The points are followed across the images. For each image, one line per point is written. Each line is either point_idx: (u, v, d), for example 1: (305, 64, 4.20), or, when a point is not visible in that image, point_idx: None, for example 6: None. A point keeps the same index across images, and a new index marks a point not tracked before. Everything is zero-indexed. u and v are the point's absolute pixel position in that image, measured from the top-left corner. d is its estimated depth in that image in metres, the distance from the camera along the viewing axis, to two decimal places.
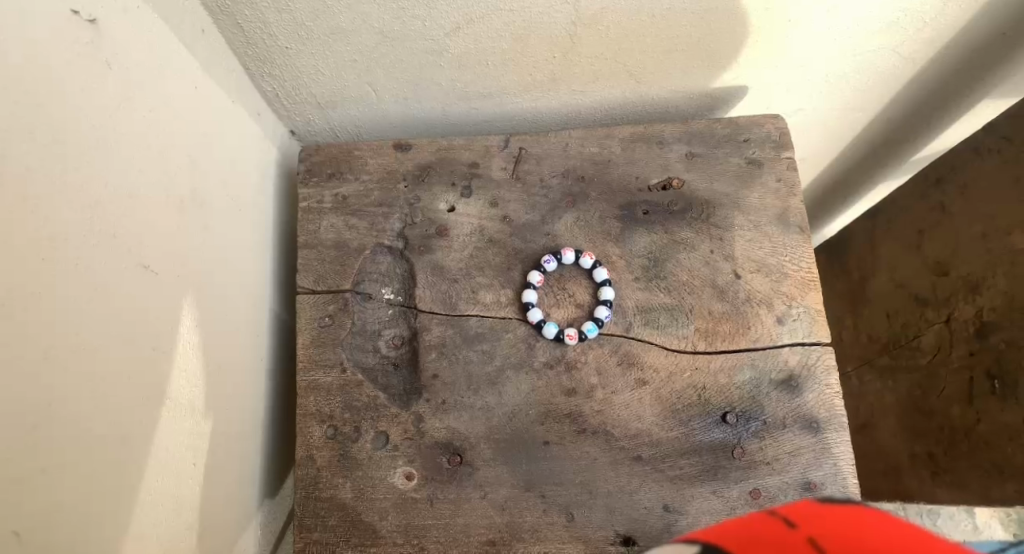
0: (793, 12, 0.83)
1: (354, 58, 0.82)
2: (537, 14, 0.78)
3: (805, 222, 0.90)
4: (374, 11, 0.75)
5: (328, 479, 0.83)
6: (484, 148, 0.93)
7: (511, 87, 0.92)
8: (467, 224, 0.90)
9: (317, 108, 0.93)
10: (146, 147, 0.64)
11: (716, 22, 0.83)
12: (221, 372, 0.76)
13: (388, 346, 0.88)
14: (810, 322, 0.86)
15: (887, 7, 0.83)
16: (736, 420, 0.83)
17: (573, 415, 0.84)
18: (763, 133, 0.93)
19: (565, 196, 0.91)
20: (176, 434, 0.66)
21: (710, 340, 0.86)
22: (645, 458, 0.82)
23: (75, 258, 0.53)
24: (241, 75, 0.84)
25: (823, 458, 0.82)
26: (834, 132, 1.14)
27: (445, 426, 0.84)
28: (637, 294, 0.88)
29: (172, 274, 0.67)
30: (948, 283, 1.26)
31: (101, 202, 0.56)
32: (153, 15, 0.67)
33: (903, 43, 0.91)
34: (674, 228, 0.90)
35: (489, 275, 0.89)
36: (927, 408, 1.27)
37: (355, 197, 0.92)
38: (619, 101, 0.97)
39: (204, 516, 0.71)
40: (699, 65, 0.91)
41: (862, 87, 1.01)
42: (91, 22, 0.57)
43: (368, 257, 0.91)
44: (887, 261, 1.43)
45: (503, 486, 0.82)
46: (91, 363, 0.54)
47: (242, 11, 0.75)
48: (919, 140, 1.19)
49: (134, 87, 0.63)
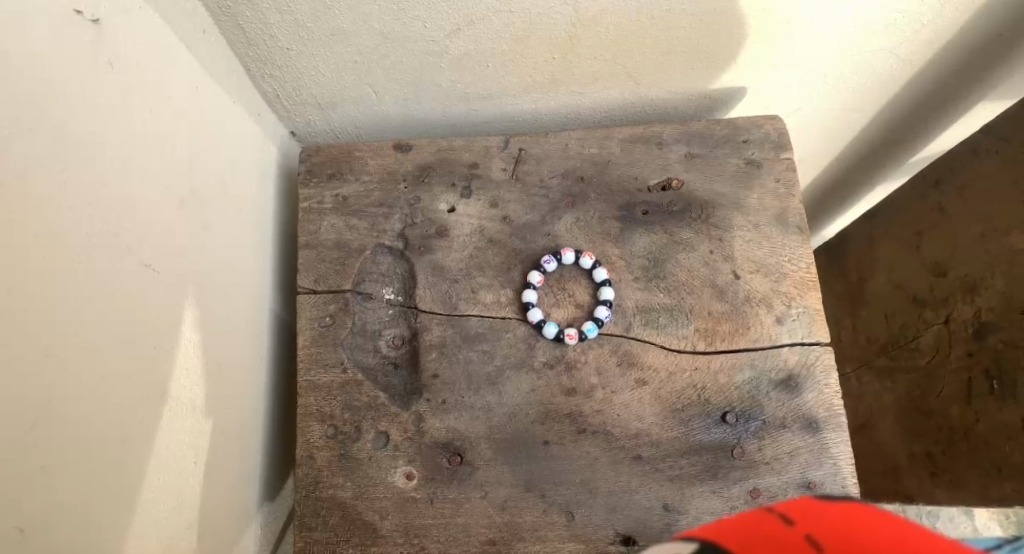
0: (792, 13, 0.83)
1: (354, 58, 0.83)
2: (537, 14, 0.78)
3: (804, 223, 0.90)
4: (375, 12, 0.76)
5: (328, 479, 0.83)
6: (484, 149, 0.94)
7: (511, 88, 0.92)
8: (467, 224, 0.91)
9: (316, 109, 0.93)
10: (146, 147, 0.64)
11: (716, 23, 0.83)
12: (221, 372, 0.77)
13: (388, 346, 0.88)
14: (809, 322, 0.86)
15: (885, 8, 0.84)
16: (735, 420, 0.84)
17: (572, 415, 0.84)
18: (762, 133, 0.93)
19: (565, 197, 0.92)
20: (177, 434, 0.66)
21: (709, 340, 0.86)
22: (644, 457, 0.82)
23: (75, 258, 0.53)
24: (241, 75, 0.85)
25: (822, 458, 0.82)
26: (834, 132, 1.14)
27: (445, 426, 0.84)
28: (637, 294, 0.88)
29: (173, 273, 0.67)
30: (946, 284, 1.26)
31: (101, 202, 0.56)
32: (154, 16, 0.68)
33: (901, 44, 0.92)
34: (674, 228, 0.90)
35: (489, 276, 0.89)
36: (926, 408, 1.28)
37: (355, 198, 0.92)
38: (618, 102, 0.97)
39: (204, 515, 0.71)
40: (699, 65, 0.91)
41: (861, 88, 1.01)
42: (93, 22, 0.58)
43: (368, 257, 0.91)
44: (885, 262, 1.44)
45: (503, 486, 0.82)
46: (91, 362, 0.54)
47: (243, 13, 0.75)
48: (917, 141, 1.19)
49: (136, 87, 0.63)
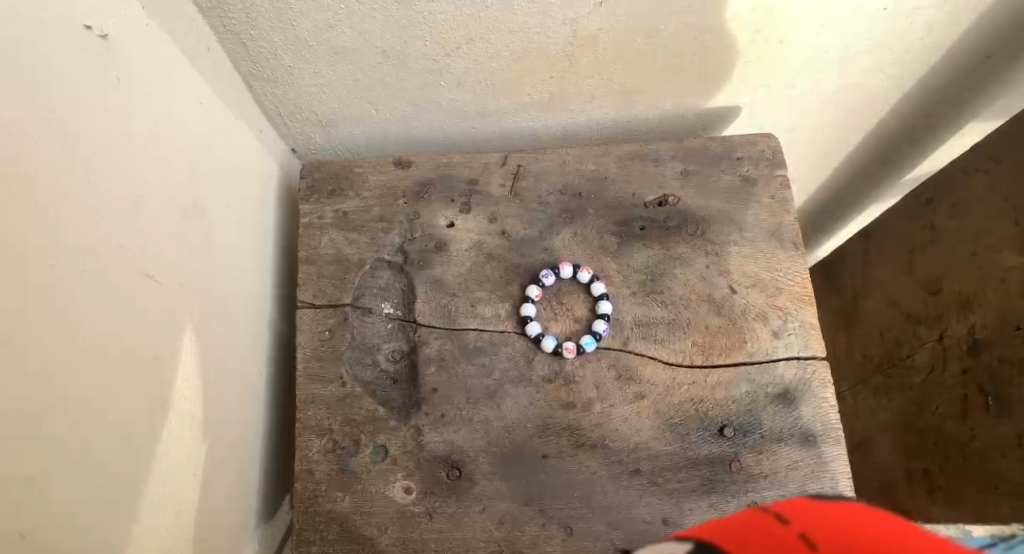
0: (783, 34, 0.85)
1: (356, 77, 0.84)
2: (535, 33, 0.80)
3: (798, 238, 0.91)
4: (376, 31, 0.77)
5: (326, 493, 0.83)
6: (483, 165, 0.95)
7: (511, 106, 0.94)
8: (466, 239, 0.92)
9: (317, 127, 0.95)
10: (150, 158, 0.65)
11: (710, 42, 0.85)
12: (220, 383, 0.77)
13: (387, 361, 0.88)
14: (805, 335, 0.87)
15: (874, 30, 0.86)
16: (734, 433, 0.84)
17: (571, 429, 0.84)
18: (756, 151, 0.94)
19: (563, 212, 0.93)
20: (175, 444, 0.66)
21: (706, 353, 0.87)
22: (643, 471, 0.83)
23: (81, 266, 0.54)
24: (242, 92, 0.86)
25: (821, 472, 0.82)
26: (827, 151, 1.16)
27: (443, 439, 0.84)
28: (635, 308, 0.89)
29: (172, 285, 0.68)
30: (940, 301, 1.28)
31: (106, 210, 0.58)
32: (160, 31, 0.69)
33: (891, 64, 0.94)
34: (670, 243, 0.91)
35: (489, 290, 0.90)
36: (922, 424, 1.29)
37: (355, 213, 0.93)
38: (614, 120, 0.99)
39: (202, 527, 0.71)
40: (694, 84, 0.93)
41: (853, 107, 1.03)
42: (103, 37, 0.60)
43: (368, 271, 0.91)
44: (878, 279, 1.45)
45: (503, 500, 0.82)
46: (93, 372, 0.54)
47: (247, 31, 0.77)
48: (908, 159, 1.21)
49: (139, 100, 0.64)
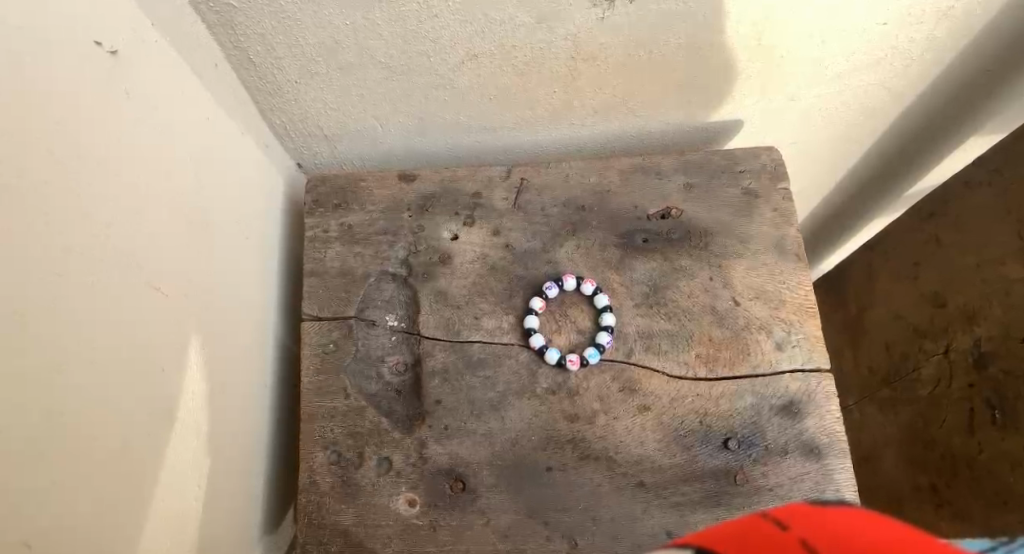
0: (784, 48, 0.86)
1: (362, 92, 0.86)
2: (538, 49, 0.81)
3: (800, 250, 0.92)
4: (381, 47, 0.79)
5: (329, 505, 0.83)
6: (486, 179, 0.96)
7: (514, 120, 0.95)
8: (470, 251, 0.92)
9: (324, 142, 0.96)
10: (151, 166, 0.66)
11: (711, 56, 0.86)
12: (223, 394, 0.77)
13: (390, 373, 0.88)
14: (808, 347, 0.87)
15: (873, 44, 0.87)
16: (737, 446, 0.84)
17: (573, 441, 0.84)
18: (758, 164, 0.95)
19: (566, 224, 0.93)
20: (179, 454, 0.66)
21: (710, 366, 0.87)
22: (646, 484, 0.82)
23: (89, 277, 0.55)
24: (249, 107, 0.87)
25: (824, 484, 0.82)
26: (829, 164, 1.16)
27: (446, 452, 0.84)
28: (637, 321, 0.89)
29: (175, 296, 0.68)
30: (945, 315, 1.37)
31: (114, 223, 0.59)
32: (166, 45, 0.71)
33: (892, 78, 0.95)
34: (673, 255, 0.92)
35: (491, 301, 0.90)
36: (927, 439, 1.37)
37: (360, 226, 0.94)
38: (617, 134, 1.00)
39: (205, 540, 0.70)
40: (695, 98, 0.94)
41: (854, 121, 1.04)
42: (112, 53, 0.61)
43: (371, 283, 0.92)
44: (883, 293, 1.51)
45: (505, 513, 0.81)
46: (93, 381, 0.54)
47: (255, 46, 0.78)
48: (910, 170, 1.21)
49: (146, 113, 0.66)
